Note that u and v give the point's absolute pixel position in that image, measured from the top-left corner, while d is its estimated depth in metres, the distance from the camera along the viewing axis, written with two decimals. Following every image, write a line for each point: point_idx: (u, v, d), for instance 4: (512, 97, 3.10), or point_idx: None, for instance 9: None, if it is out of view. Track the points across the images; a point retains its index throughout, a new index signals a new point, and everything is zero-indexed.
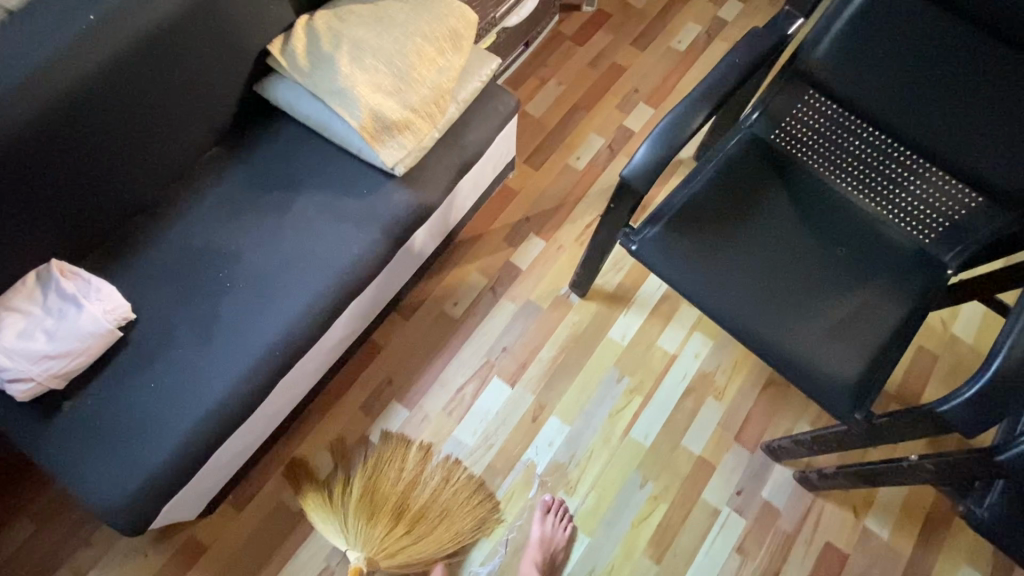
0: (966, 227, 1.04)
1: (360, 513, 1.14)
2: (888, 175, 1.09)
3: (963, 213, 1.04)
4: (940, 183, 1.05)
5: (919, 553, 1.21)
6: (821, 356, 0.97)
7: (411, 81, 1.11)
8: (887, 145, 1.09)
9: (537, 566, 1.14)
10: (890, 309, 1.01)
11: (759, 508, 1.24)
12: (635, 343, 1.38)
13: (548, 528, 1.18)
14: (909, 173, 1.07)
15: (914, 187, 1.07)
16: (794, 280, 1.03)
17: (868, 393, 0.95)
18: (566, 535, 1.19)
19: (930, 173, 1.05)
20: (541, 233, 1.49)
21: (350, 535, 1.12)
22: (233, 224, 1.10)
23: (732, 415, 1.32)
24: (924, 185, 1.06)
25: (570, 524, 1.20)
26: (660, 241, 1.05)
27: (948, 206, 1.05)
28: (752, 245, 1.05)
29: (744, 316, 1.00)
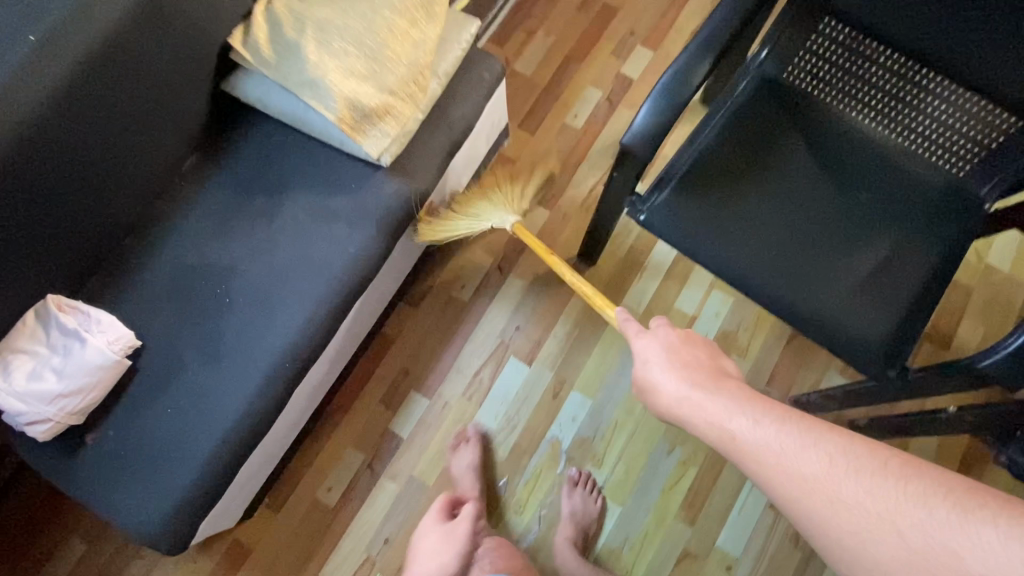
0: (1004, 155, 0.95)
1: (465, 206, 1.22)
2: (914, 106, 0.99)
3: (1000, 139, 0.94)
4: (973, 110, 0.95)
5: None
6: (849, 314, 0.91)
7: (386, 61, 1.03)
8: (912, 73, 0.98)
9: (571, 541, 1.16)
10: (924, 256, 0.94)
11: None
12: (651, 309, 1.34)
13: (578, 503, 1.19)
14: (938, 101, 0.97)
15: (944, 117, 0.97)
16: (816, 233, 0.96)
17: (904, 349, 0.89)
18: (597, 508, 1.20)
19: (963, 98, 0.95)
20: (543, 202, 1.43)
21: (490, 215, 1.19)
22: (224, 236, 1.06)
23: (757, 372, 1.28)
24: (956, 112, 0.96)
25: (600, 497, 1.21)
26: (669, 207, 0.98)
27: (984, 133, 0.95)
28: (770, 200, 0.98)
29: (765, 279, 0.94)
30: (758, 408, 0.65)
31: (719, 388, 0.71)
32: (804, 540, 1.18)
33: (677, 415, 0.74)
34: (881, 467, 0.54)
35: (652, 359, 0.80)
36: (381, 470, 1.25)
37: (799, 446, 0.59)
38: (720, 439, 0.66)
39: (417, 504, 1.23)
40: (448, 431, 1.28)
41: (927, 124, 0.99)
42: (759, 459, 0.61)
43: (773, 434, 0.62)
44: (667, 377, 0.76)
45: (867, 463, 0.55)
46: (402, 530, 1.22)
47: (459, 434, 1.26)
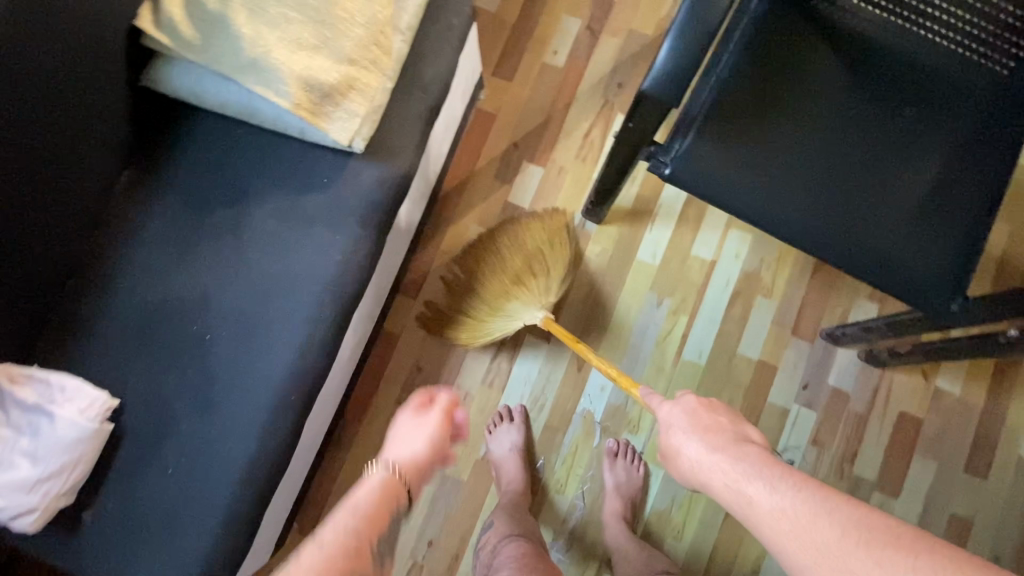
0: None
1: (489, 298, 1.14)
2: None
3: None
4: None
5: (993, 401, 1.18)
6: (905, 248, 0.83)
7: (337, 22, 0.84)
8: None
9: (620, 514, 1.13)
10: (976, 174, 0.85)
11: (827, 398, 1.19)
12: (667, 260, 1.25)
13: (621, 473, 1.16)
14: None
15: None
16: (860, 161, 0.86)
17: (966, 277, 0.83)
18: (640, 475, 1.16)
19: None
20: (534, 158, 1.28)
21: (517, 311, 1.12)
22: (186, 262, 0.90)
23: (785, 310, 1.22)
24: None
25: (642, 464, 1.17)
26: (695, 156, 0.86)
27: None
28: (806, 131, 0.87)
29: (811, 223, 0.84)
30: (777, 473, 0.64)
31: (737, 449, 0.68)
32: (849, 470, 1.17)
33: (696, 479, 0.71)
34: (890, 541, 0.53)
35: (673, 423, 0.77)
36: None
37: (812, 516, 0.58)
38: (738, 506, 0.65)
39: (454, 502, 1.18)
40: (474, 423, 1.21)
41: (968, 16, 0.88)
42: (773, 527, 0.60)
43: (788, 501, 0.60)
44: (687, 440, 0.73)
45: (878, 537, 0.54)
46: (444, 530, 1.17)
47: (503, 411, 1.19)
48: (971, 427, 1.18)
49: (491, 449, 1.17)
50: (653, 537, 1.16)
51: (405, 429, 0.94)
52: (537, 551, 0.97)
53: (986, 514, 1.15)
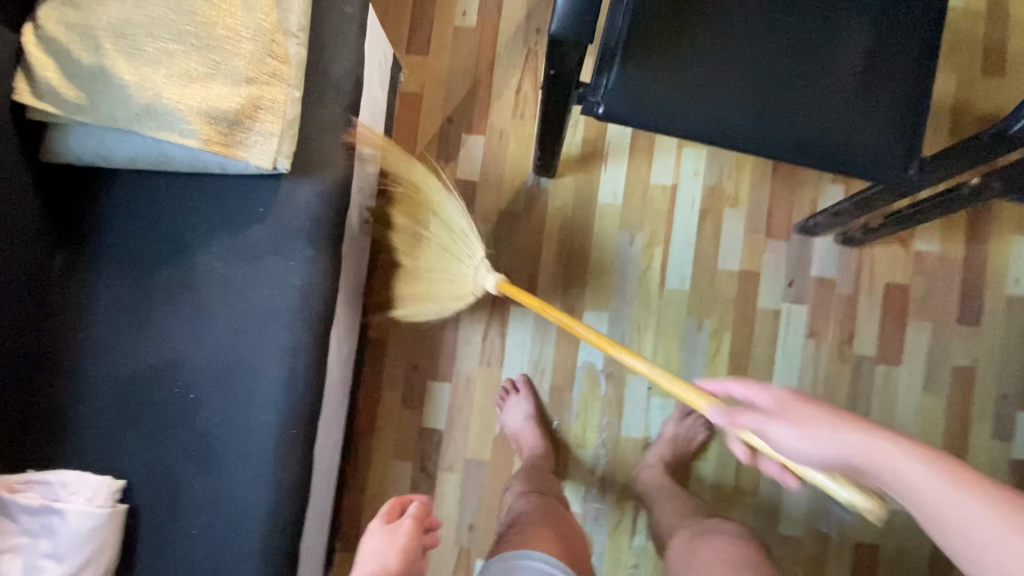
0: None
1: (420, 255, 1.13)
2: None
3: None
4: None
5: (972, 250, 1.19)
6: (851, 127, 0.82)
7: (222, 42, 0.79)
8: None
9: (665, 461, 1.16)
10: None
11: (815, 289, 1.20)
12: (629, 195, 1.23)
13: (684, 429, 1.18)
14: None
15: None
16: (789, 48, 0.83)
17: (915, 141, 0.82)
18: (703, 435, 1.19)
19: None
20: (472, 129, 1.24)
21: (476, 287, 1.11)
22: (146, 329, 0.87)
23: (755, 214, 1.21)
24: None
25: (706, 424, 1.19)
26: (624, 88, 0.83)
27: None
28: (730, 34, 0.84)
29: (756, 126, 0.82)
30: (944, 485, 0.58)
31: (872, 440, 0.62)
32: (850, 351, 1.19)
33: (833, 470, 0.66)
34: None
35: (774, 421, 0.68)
36: (435, 469, 1.20)
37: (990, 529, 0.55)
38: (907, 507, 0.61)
39: (484, 482, 1.20)
40: (482, 404, 1.21)
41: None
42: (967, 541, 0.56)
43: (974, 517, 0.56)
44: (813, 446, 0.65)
45: None
46: (481, 512, 1.19)
47: (506, 384, 1.20)
48: (957, 281, 1.19)
49: (504, 423, 1.18)
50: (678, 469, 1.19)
51: (380, 543, 0.88)
52: (557, 514, 0.98)
53: (984, 359, 1.19)
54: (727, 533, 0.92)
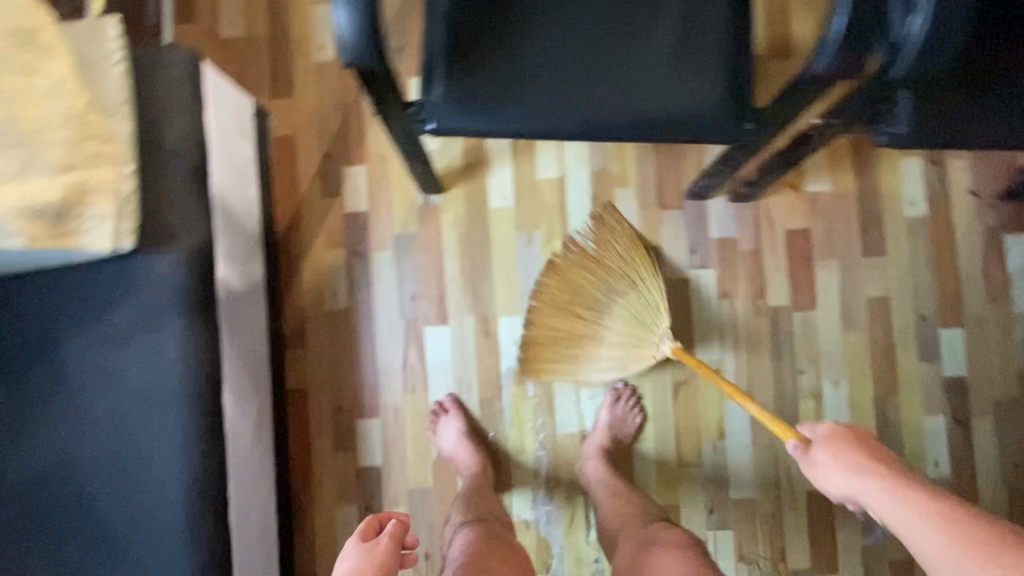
0: None
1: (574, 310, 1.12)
2: None
3: None
4: None
5: (861, 182, 1.20)
6: (679, 94, 0.81)
7: (32, 135, 0.78)
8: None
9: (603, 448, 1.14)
10: (943, 102, 0.81)
11: (718, 251, 1.20)
12: (520, 195, 1.23)
13: (619, 415, 1.17)
14: None
15: None
16: (603, 29, 0.83)
17: (743, 96, 0.82)
18: (637, 421, 1.18)
19: None
20: (351, 159, 1.23)
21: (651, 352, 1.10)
22: (31, 432, 0.87)
23: (646, 189, 1.21)
24: None
25: (639, 409, 1.18)
26: (450, 98, 0.82)
27: None
28: (543, 25, 0.83)
29: (587, 111, 0.81)
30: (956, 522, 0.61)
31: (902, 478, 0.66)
32: (765, 305, 1.19)
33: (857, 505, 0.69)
34: None
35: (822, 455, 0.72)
36: (381, 505, 1.19)
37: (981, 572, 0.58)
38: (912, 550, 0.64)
39: (433, 508, 1.19)
40: (416, 431, 1.20)
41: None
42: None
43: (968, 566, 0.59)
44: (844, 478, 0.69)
45: None
46: (434, 538, 1.18)
47: (436, 408, 1.19)
48: (854, 215, 1.20)
49: (439, 445, 1.17)
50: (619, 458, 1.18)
51: (353, 560, 0.74)
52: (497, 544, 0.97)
53: (896, 286, 1.20)
54: (673, 544, 0.90)
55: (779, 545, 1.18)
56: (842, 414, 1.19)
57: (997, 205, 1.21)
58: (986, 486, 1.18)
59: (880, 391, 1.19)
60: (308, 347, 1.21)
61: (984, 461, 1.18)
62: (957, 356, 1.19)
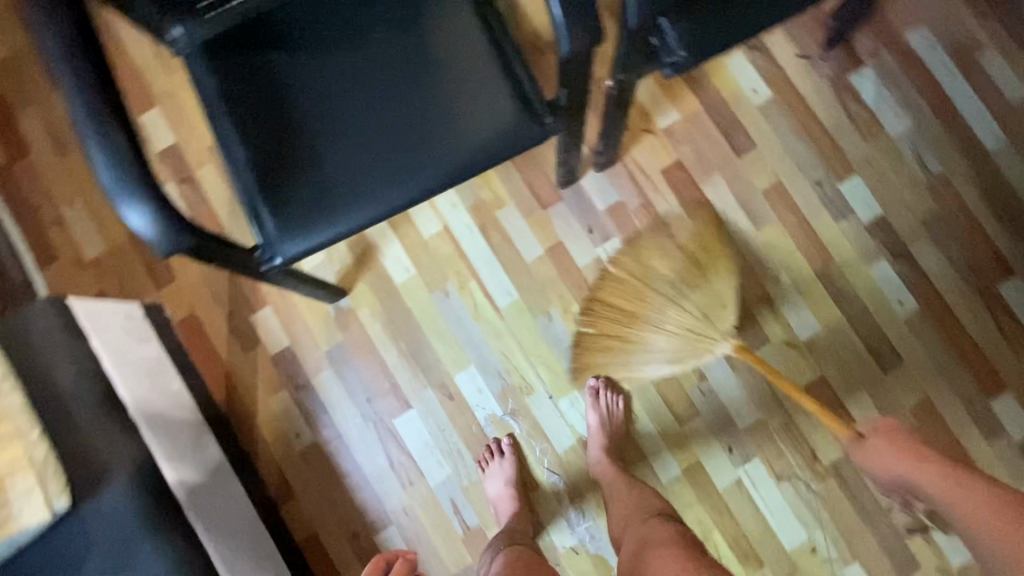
0: None
1: (697, 277, 1.09)
2: None
3: None
4: None
5: (702, 97, 1.25)
6: (479, 127, 0.86)
7: None
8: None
9: (604, 446, 1.15)
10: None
11: (611, 219, 1.24)
12: (417, 260, 1.25)
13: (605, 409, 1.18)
14: None
15: None
16: (387, 105, 0.87)
17: (531, 99, 0.87)
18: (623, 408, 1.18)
19: None
20: (254, 306, 1.25)
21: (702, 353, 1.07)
22: None
23: (522, 199, 1.26)
24: None
25: (620, 398, 1.19)
26: (285, 230, 0.85)
27: None
28: (335, 128, 0.87)
29: (408, 181, 0.86)
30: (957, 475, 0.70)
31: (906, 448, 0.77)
32: None
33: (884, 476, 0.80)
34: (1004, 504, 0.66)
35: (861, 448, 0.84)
36: None
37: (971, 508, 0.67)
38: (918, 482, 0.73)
39: None
40: (433, 517, 1.20)
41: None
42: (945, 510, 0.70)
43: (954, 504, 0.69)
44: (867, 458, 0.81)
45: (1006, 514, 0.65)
46: None
47: (495, 446, 1.19)
48: (712, 127, 1.24)
49: (486, 487, 1.17)
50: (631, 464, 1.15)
51: None
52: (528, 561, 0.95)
53: (782, 167, 1.23)
54: (667, 540, 0.86)
55: (807, 448, 1.18)
56: (796, 302, 1.20)
57: (827, 56, 1.26)
58: (956, 299, 1.20)
59: (817, 265, 1.21)
60: (297, 492, 1.21)
61: (943, 278, 1.21)
62: (867, 200, 1.22)
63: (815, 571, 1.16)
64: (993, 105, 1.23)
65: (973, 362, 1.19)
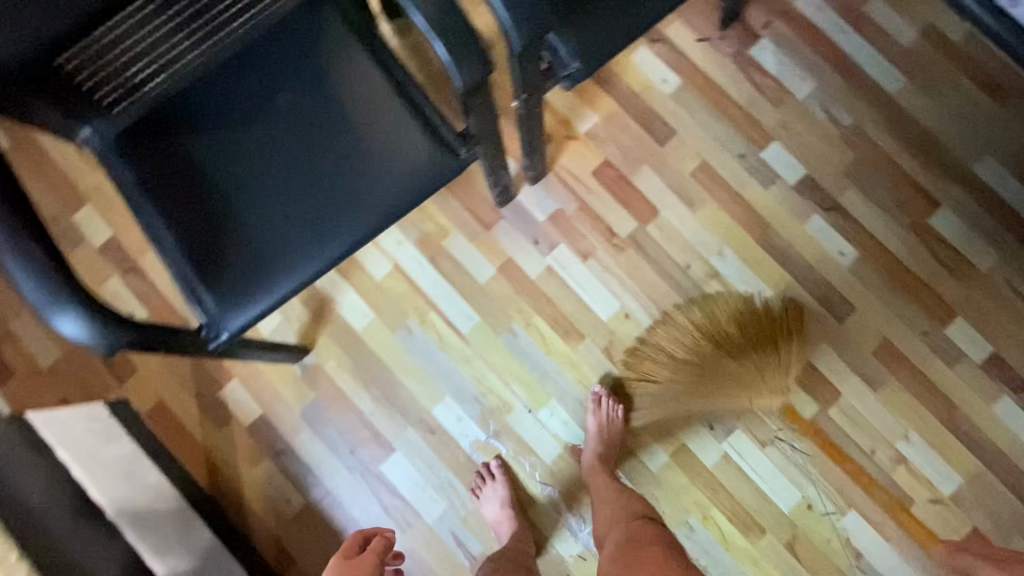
0: None
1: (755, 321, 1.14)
2: None
3: None
4: None
5: (616, 95, 1.29)
6: (397, 170, 0.88)
7: None
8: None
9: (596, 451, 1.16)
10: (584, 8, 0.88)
11: (554, 227, 1.27)
12: (374, 304, 1.26)
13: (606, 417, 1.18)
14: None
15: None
16: (305, 165, 0.89)
17: (442, 132, 0.89)
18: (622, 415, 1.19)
19: None
20: (220, 381, 1.25)
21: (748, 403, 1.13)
22: None
23: (464, 224, 1.28)
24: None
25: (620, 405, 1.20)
26: (226, 305, 0.86)
27: None
28: (258, 197, 0.88)
29: (337, 234, 0.88)
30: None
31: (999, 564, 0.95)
32: (620, 239, 1.26)
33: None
34: None
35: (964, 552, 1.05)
36: None
37: None
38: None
39: None
40: (437, 554, 1.20)
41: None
42: None
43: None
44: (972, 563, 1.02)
45: None
46: None
47: (484, 470, 1.20)
48: (632, 122, 1.28)
49: (483, 510, 1.17)
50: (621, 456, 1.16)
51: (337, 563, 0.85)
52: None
53: (704, 146, 1.28)
54: (654, 540, 0.94)
55: None
56: (743, 272, 1.24)
57: (725, 35, 1.31)
58: (892, 239, 1.25)
59: (756, 233, 1.26)
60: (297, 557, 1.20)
61: (876, 223, 1.26)
62: (790, 162, 1.27)
63: (816, 527, 1.18)
64: (887, 50, 1.29)
65: (921, 296, 1.24)
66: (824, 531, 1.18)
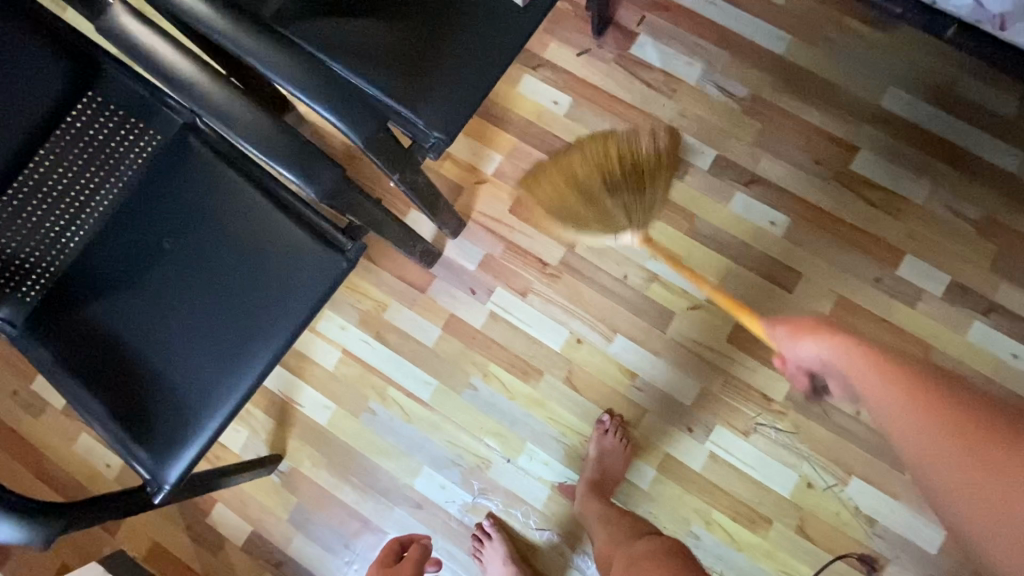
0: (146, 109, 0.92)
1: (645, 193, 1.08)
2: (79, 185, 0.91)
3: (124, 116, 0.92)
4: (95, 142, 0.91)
5: (513, 131, 1.30)
6: (291, 281, 0.89)
7: None
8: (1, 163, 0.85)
9: (588, 483, 1.13)
10: (434, 80, 0.87)
11: (485, 274, 1.27)
12: (333, 395, 1.27)
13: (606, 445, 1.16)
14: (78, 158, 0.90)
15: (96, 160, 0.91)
16: (205, 300, 0.91)
17: (326, 233, 0.90)
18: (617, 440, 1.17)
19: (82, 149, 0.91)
20: (205, 508, 1.26)
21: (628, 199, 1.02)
22: None
23: (399, 293, 1.28)
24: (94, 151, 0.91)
25: (614, 430, 1.17)
26: (162, 456, 0.87)
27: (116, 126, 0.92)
28: (169, 343, 0.90)
29: (251, 359, 0.89)
30: None
31: None
32: (553, 268, 1.25)
33: None
34: None
35: None
36: None
37: None
38: None
39: None
40: None
41: (78, 155, 0.91)
42: None
43: None
44: None
45: None
46: None
47: (479, 532, 1.19)
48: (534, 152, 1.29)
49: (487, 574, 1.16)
50: (607, 484, 1.14)
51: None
52: None
53: None
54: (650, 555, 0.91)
55: (756, 393, 1.19)
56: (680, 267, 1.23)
57: (604, 42, 1.31)
58: (819, 196, 1.23)
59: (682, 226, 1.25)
60: None
61: (799, 184, 1.24)
62: (698, 148, 1.27)
63: (821, 504, 1.15)
64: (766, 13, 1.28)
65: (864, 244, 1.21)
66: (830, 505, 1.15)
